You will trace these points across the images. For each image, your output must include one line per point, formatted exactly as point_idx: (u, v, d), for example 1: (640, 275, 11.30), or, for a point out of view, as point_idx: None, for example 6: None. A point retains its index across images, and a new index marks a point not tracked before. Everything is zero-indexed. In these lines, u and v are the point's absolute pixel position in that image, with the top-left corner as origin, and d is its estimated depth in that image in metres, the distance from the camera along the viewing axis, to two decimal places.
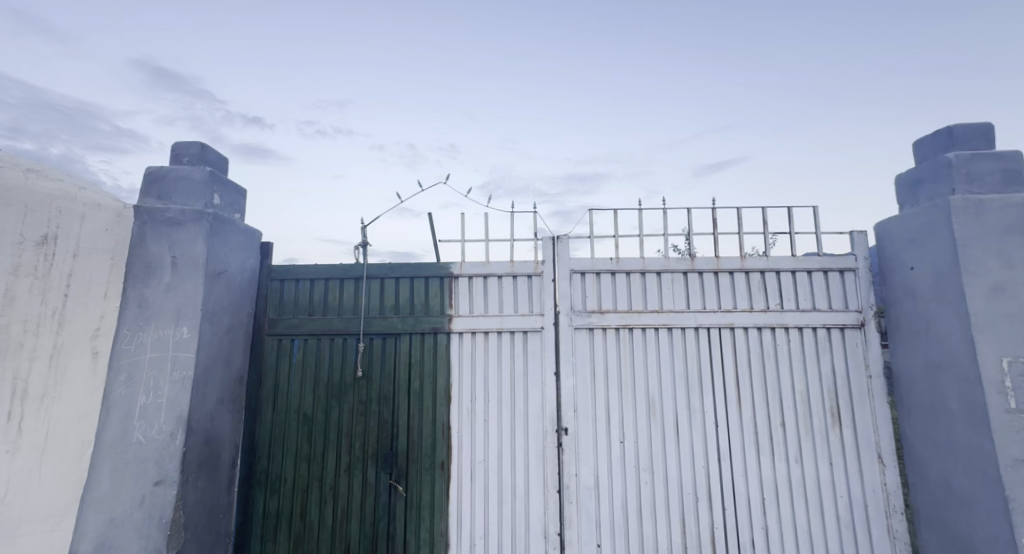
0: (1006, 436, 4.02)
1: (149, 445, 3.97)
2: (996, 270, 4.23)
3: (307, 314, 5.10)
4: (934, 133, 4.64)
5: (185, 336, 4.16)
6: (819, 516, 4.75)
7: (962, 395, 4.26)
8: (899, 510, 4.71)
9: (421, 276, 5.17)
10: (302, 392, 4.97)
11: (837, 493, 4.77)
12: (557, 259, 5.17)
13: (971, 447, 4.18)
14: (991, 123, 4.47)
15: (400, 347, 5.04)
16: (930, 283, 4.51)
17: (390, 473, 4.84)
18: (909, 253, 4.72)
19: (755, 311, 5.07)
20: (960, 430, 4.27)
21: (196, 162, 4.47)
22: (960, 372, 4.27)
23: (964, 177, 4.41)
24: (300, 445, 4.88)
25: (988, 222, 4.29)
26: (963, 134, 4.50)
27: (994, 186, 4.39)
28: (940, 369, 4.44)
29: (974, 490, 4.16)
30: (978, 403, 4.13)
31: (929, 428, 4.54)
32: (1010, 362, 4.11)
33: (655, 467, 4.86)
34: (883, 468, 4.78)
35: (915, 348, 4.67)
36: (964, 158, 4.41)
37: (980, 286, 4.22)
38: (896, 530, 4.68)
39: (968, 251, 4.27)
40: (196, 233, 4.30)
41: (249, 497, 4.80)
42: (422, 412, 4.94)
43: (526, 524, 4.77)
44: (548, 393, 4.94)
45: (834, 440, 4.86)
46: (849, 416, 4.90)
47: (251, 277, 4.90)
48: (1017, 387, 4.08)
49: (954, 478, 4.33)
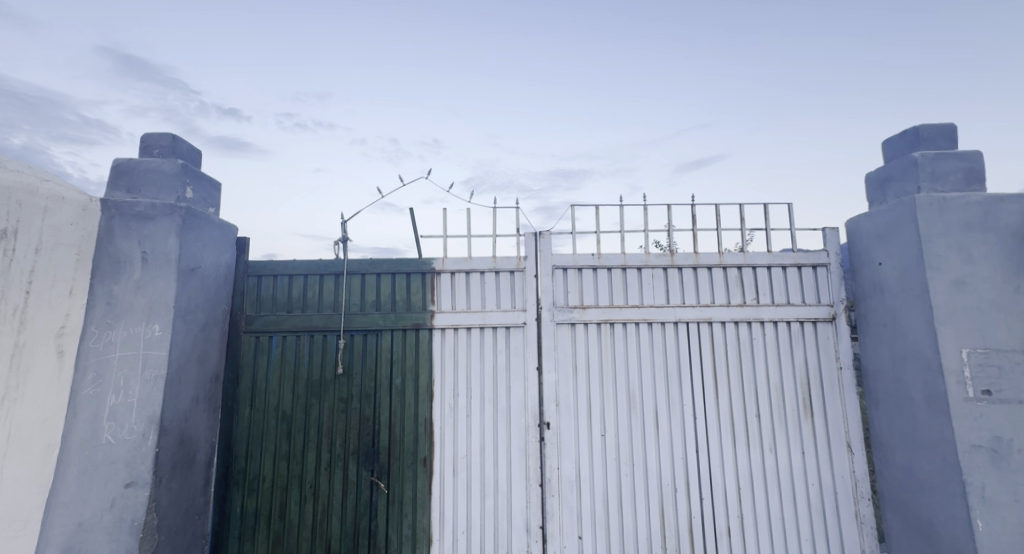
0: (965, 423, 4.11)
1: (120, 445, 3.86)
2: (957, 264, 4.31)
3: (285, 311, 4.99)
4: (901, 133, 4.70)
5: (157, 333, 4.04)
6: (792, 505, 4.82)
7: (925, 385, 4.34)
8: (865, 496, 4.81)
9: (402, 272, 5.10)
10: (280, 389, 4.87)
11: (809, 482, 4.84)
12: (539, 255, 5.14)
13: (932, 434, 4.28)
14: (954, 123, 4.55)
15: (380, 344, 4.97)
16: (897, 278, 4.59)
17: (371, 470, 4.78)
18: (878, 248, 4.79)
19: (732, 305, 5.11)
20: (922, 418, 4.36)
21: (167, 154, 4.33)
22: (923, 363, 4.35)
23: (929, 176, 4.48)
24: (279, 444, 4.79)
25: (950, 219, 4.37)
26: (929, 134, 4.56)
27: (957, 185, 4.47)
28: (905, 360, 4.52)
29: (934, 474, 4.27)
30: (940, 392, 4.22)
31: (894, 417, 4.63)
32: (969, 352, 4.20)
33: (635, 459, 4.88)
34: (852, 456, 4.87)
35: (882, 340, 4.76)
36: (929, 158, 4.49)
37: (942, 280, 4.30)
38: (864, 516, 4.78)
39: (932, 247, 4.34)
40: (168, 227, 4.17)
41: (226, 497, 4.70)
42: (404, 408, 4.88)
43: (509, 519, 4.75)
44: (531, 389, 4.92)
45: (807, 429, 4.93)
46: (821, 406, 4.97)
47: (226, 273, 4.79)
48: (976, 377, 4.17)
49: (916, 464, 4.42)
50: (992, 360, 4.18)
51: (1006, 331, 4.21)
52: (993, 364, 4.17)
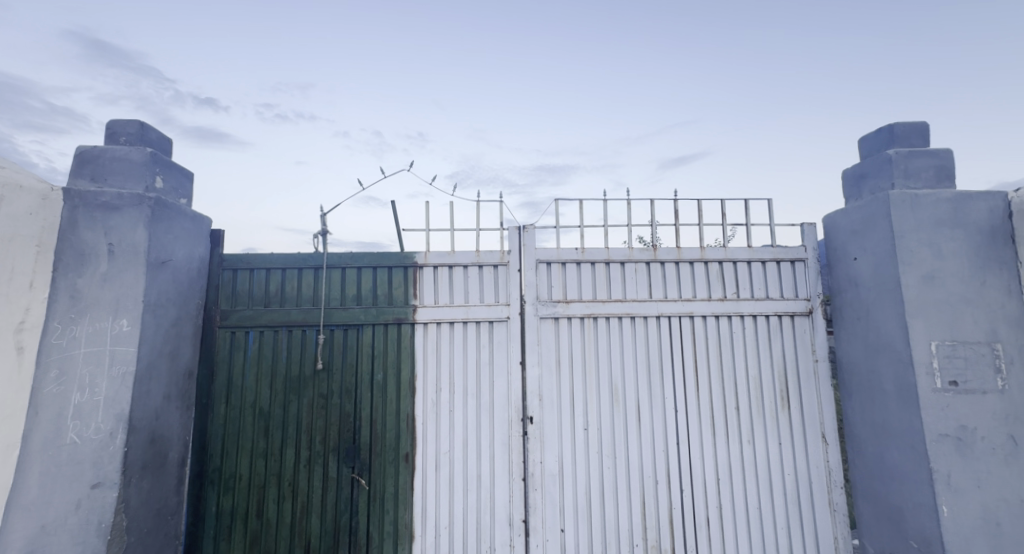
0: (933, 413, 4.16)
1: (86, 445, 3.74)
2: (928, 259, 4.34)
3: (262, 306, 4.86)
4: (876, 130, 4.72)
5: (125, 329, 3.93)
6: (769, 495, 4.85)
7: (896, 376, 4.38)
8: (838, 485, 4.86)
9: (384, 266, 5.00)
10: (257, 386, 4.75)
11: (785, 472, 4.88)
12: (523, 249, 5.08)
13: (902, 423, 4.32)
14: (927, 122, 4.58)
15: (361, 339, 4.86)
16: (870, 272, 4.62)
17: (352, 467, 4.69)
18: (853, 244, 4.82)
19: (713, 299, 5.10)
20: (892, 408, 4.40)
21: (134, 142, 4.17)
22: (894, 355, 4.39)
23: (902, 173, 4.50)
24: (257, 441, 4.68)
25: (922, 215, 4.40)
26: (903, 132, 4.58)
27: (929, 182, 4.49)
28: (878, 353, 4.55)
29: (903, 463, 4.32)
30: (909, 383, 4.26)
31: (867, 408, 4.67)
32: (938, 344, 4.25)
33: (617, 453, 4.86)
34: (826, 446, 4.92)
35: (856, 333, 4.79)
36: (903, 155, 4.51)
37: (914, 274, 4.33)
38: (836, 504, 4.84)
39: (904, 242, 4.37)
40: (136, 219, 4.04)
41: (201, 497, 4.57)
42: (386, 404, 4.79)
43: (491, 513, 4.71)
44: (513, 383, 4.87)
45: (783, 421, 4.96)
46: (798, 399, 5.00)
47: (199, 266, 4.65)
48: (944, 368, 4.22)
49: (886, 453, 4.47)
50: (959, 352, 4.23)
51: (972, 323, 4.26)
52: (960, 355, 4.22)
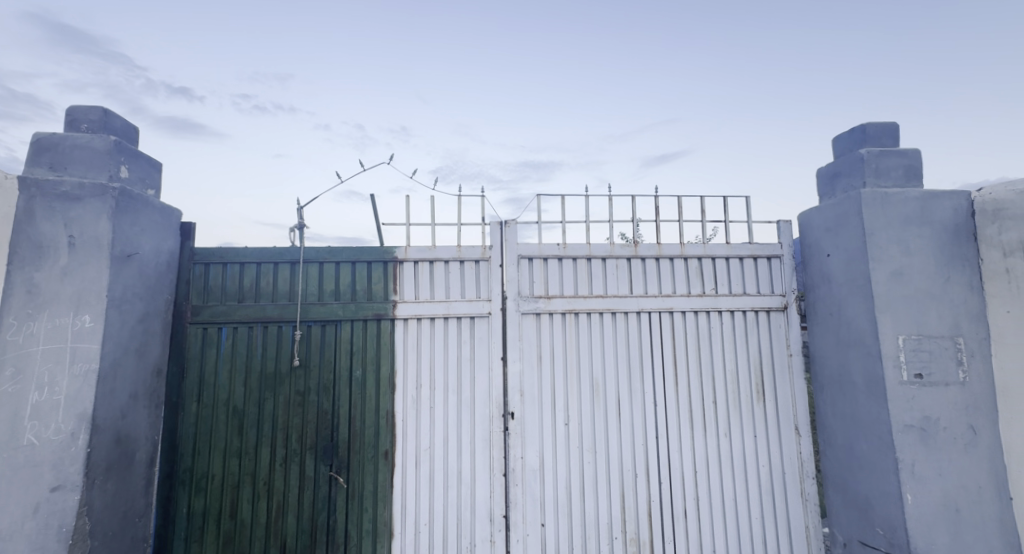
0: (899, 404, 4.21)
1: (45, 447, 3.59)
2: (897, 256, 4.38)
3: (236, 301, 4.70)
4: (849, 129, 4.73)
5: (88, 325, 3.77)
6: (744, 487, 4.88)
7: (865, 369, 4.42)
8: (810, 475, 4.92)
9: (363, 261, 4.88)
10: (230, 384, 4.60)
11: (760, 464, 4.92)
12: (504, 244, 5.00)
13: (870, 415, 4.37)
14: (897, 123, 4.62)
15: (339, 335, 4.75)
16: (842, 269, 4.64)
17: (330, 465, 4.59)
18: (827, 241, 4.84)
19: (692, 295, 5.10)
20: (862, 401, 4.45)
21: (96, 129, 3.99)
22: (864, 349, 4.42)
23: (873, 172, 4.51)
24: (230, 440, 4.55)
25: (892, 213, 4.44)
26: (875, 132, 4.60)
27: (898, 182, 4.52)
28: (849, 347, 4.58)
29: (871, 454, 4.37)
30: (877, 376, 4.30)
31: (838, 400, 4.71)
32: (905, 338, 4.29)
33: (597, 447, 4.84)
34: (799, 438, 4.96)
35: (829, 328, 4.82)
36: (874, 154, 4.53)
37: (883, 270, 4.37)
38: (808, 494, 4.89)
39: (875, 240, 4.41)
40: (99, 210, 3.88)
41: (171, 497, 4.42)
42: (365, 401, 4.69)
43: (471, 509, 4.65)
44: (495, 379, 4.81)
45: (758, 414, 4.99)
46: (773, 393, 5.03)
47: (168, 261, 4.48)
48: (910, 361, 4.26)
49: (856, 444, 4.51)
50: (924, 345, 4.28)
51: (937, 318, 4.31)
52: (925, 349, 4.27)
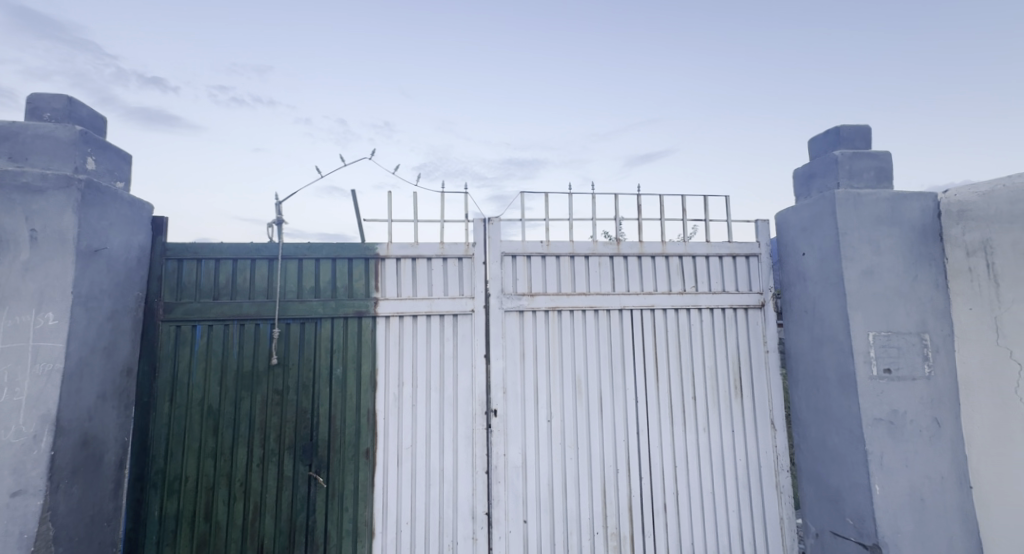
0: (869, 398, 4.25)
1: (5, 449, 3.46)
2: (868, 255, 4.41)
3: (211, 298, 4.55)
4: (824, 131, 4.75)
5: (51, 323, 3.63)
6: (723, 482, 4.91)
7: (838, 364, 4.45)
8: (784, 468, 4.97)
9: (344, 257, 4.77)
10: (205, 383, 4.46)
11: (737, 458, 4.94)
12: (488, 241, 4.94)
13: (841, 409, 4.41)
14: (869, 126, 4.64)
15: (320, 332, 4.64)
16: (816, 267, 4.67)
17: (309, 465, 4.49)
18: (801, 240, 4.85)
19: (673, 293, 5.09)
20: (834, 395, 4.48)
21: (60, 118, 3.83)
22: (836, 345, 4.45)
23: (847, 173, 4.53)
24: (205, 441, 4.41)
25: (864, 213, 4.46)
26: (849, 134, 4.62)
27: (869, 183, 4.55)
28: (822, 343, 4.61)
29: (842, 446, 4.40)
30: (849, 371, 4.34)
31: (811, 395, 4.74)
32: (875, 334, 4.32)
33: (580, 443, 4.82)
34: (774, 432, 5.00)
35: (803, 325, 4.85)
36: (848, 156, 4.54)
37: (855, 268, 4.39)
38: (782, 486, 4.95)
39: (848, 239, 4.43)
40: (63, 202, 3.73)
41: (142, 500, 4.28)
42: (345, 399, 4.60)
43: (453, 507, 4.59)
44: (478, 377, 4.75)
45: (736, 409, 5.01)
46: (751, 389, 5.06)
47: (138, 257, 4.33)
48: (879, 356, 4.30)
49: (828, 437, 4.55)
50: (893, 342, 4.31)
51: (905, 315, 4.35)
52: (893, 345, 4.31)
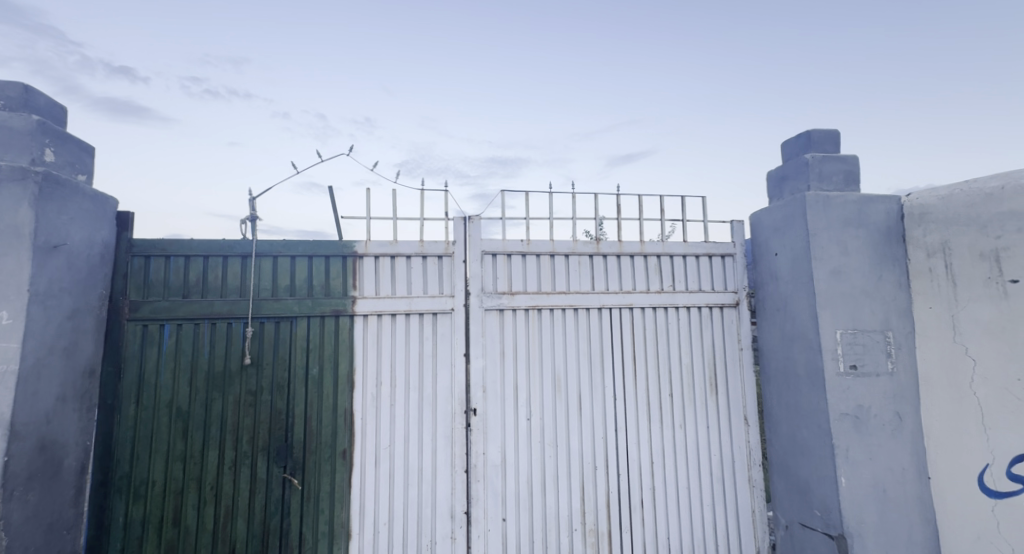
0: (836, 394, 4.29)
1: None
2: (836, 255, 4.44)
3: (180, 296, 4.38)
4: (796, 135, 4.77)
5: (6, 323, 3.47)
6: (699, 478, 4.92)
7: (807, 361, 4.48)
8: (757, 462, 5.00)
9: (322, 255, 4.64)
10: (174, 384, 4.30)
11: (712, 454, 4.96)
12: (468, 240, 4.86)
13: (811, 404, 4.44)
14: (837, 129, 4.65)
15: (295, 331, 4.52)
16: (788, 267, 4.69)
17: (284, 466, 4.36)
18: (774, 240, 4.87)
19: (652, 291, 5.08)
20: (804, 391, 4.51)
21: (15, 107, 3.64)
22: (806, 342, 4.48)
23: (817, 176, 4.56)
24: (173, 444, 4.26)
25: (833, 215, 4.49)
26: (819, 138, 4.64)
27: (838, 186, 4.58)
28: (793, 340, 4.64)
29: (811, 440, 4.44)
30: (817, 367, 4.37)
31: (783, 391, 4.77)
32: (842, 332, 4.35)
33: (559, 441, 4.78)
34: (747, 426, 5.03)
35: (775, 323, 4.88)
36: (817, 159, 4.57)
37: (824, 268, 4.42)
38: (755, 480, 4.98)
39: (818, 240, 4.45)
40: (18, 196, 3.56)
41: (105, 506, 4.11)
42: (322, 399, 4.48)
43: (432, 507, 4.51)
44: (457, 375, 4.68)
45: (712, 406, 5.02)
46: (725, 386, 5.08)
47: (102, 253, 4.15)
48: (846, 353, 4.33)
49: (798, 432, 4.58)
50: (859, 339, 4.35)
51: (870, 313, 4.39)
52: (859, 342, 4.35)
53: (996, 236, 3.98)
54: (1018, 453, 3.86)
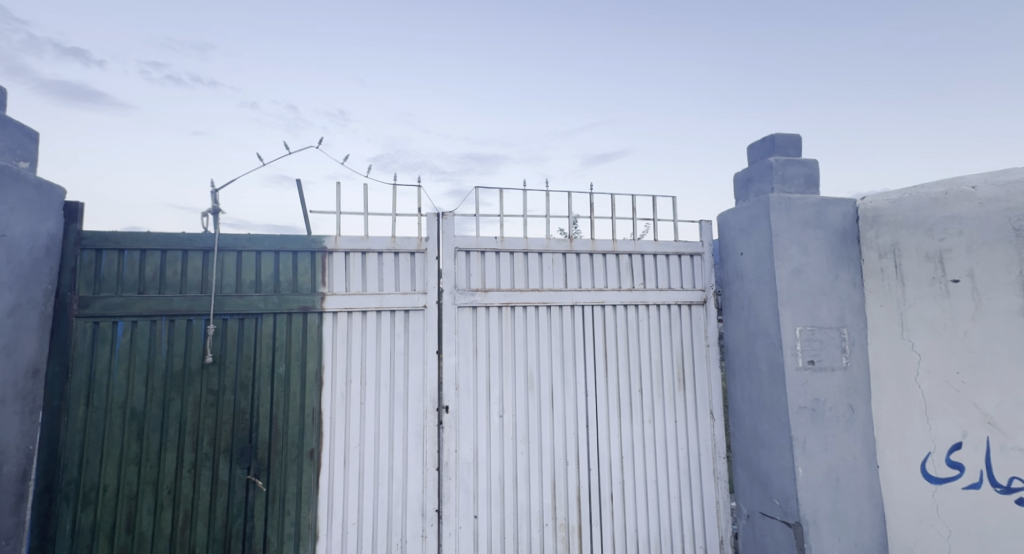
0: (795, 387, 4.32)
1: None
2: (797, 255, 4.47)
3: (135, 292, 4.15)
4: (761, 138, 4.78)
5: None
6: (669, 473, 4.91)
7: (768, 357, 4.51)
8: (722, 454, 5.03)
9: (289, 250, 4.46)
10: (127, 384, 4.08)
11: (680, 447, 4.97)
12: (441, 236, 4.74)
13: (771, 399, 4.47)
14: (799, 134, 4.69)
15: (261, 329, 4.33)
16: (752, 266, 4.71)
17: (247, 468, 4.19)
18: (740, 240, 4.88)
19: (622, 289, 5.05)
20: (765, 386, 4.54)
21: None
22: (768, 338, 4.51)
23: (780, 178, 4.59)
24: (127, 447, 4.04)
25: (797, 216, 4.51)
26: (784, 142, 4.67)
27: (799, 189, 4.62)
28: (756, 337, 4.66)
29: (770, 433, 4.47)
30: (778, 363, 4.40)
31: (745, 385, 4.80)
32: (801, 328, 4.39)
33: (531, 438, 4.71)
34: (713, 420, 5.06)
35: (740, 320, 4.90)
36: (781, 162, 4.60)
37: (786, 268, 4.44)
38: (720, 472, 5.00)
39: (780, 240, 4.47)
40: None
41: (50, 514, 3.86)
42: (288, 397, 4.32)
43: (402, 507, 4.40)
44: (429, 374, 4.56)
45: (680, 401, 5.02)
46: (693, 381, 5.08)
47: (49, 245, 3.91)
48: (805, 349, 4.37)
49: (759, 425, 4.61)
50: (817, 335, 4.39)
51: (828, 310, 4.43)
52: (818, 338, 4.38)
53: (940, 238, 4.07)
54: (956, 442, 3.96)
